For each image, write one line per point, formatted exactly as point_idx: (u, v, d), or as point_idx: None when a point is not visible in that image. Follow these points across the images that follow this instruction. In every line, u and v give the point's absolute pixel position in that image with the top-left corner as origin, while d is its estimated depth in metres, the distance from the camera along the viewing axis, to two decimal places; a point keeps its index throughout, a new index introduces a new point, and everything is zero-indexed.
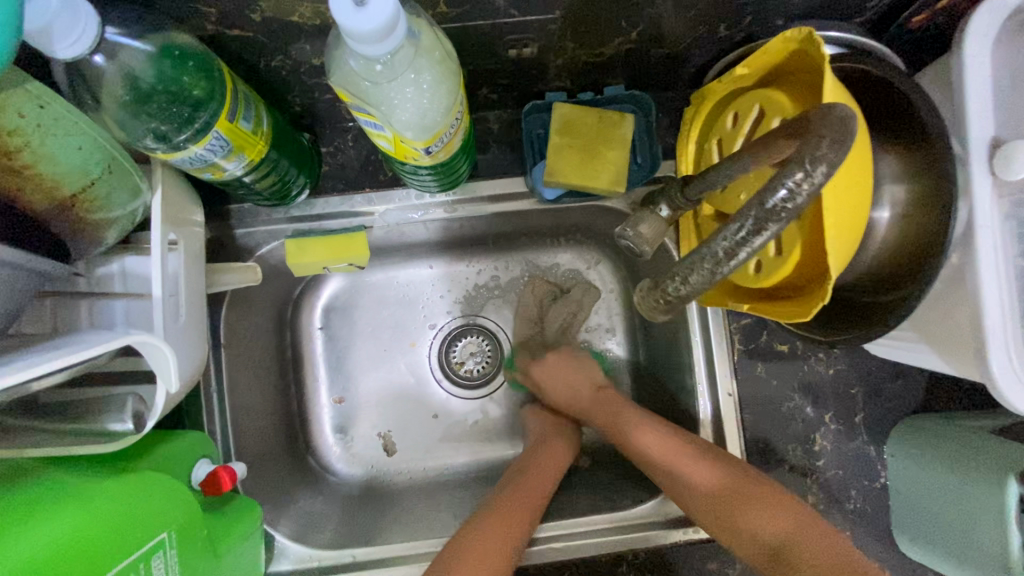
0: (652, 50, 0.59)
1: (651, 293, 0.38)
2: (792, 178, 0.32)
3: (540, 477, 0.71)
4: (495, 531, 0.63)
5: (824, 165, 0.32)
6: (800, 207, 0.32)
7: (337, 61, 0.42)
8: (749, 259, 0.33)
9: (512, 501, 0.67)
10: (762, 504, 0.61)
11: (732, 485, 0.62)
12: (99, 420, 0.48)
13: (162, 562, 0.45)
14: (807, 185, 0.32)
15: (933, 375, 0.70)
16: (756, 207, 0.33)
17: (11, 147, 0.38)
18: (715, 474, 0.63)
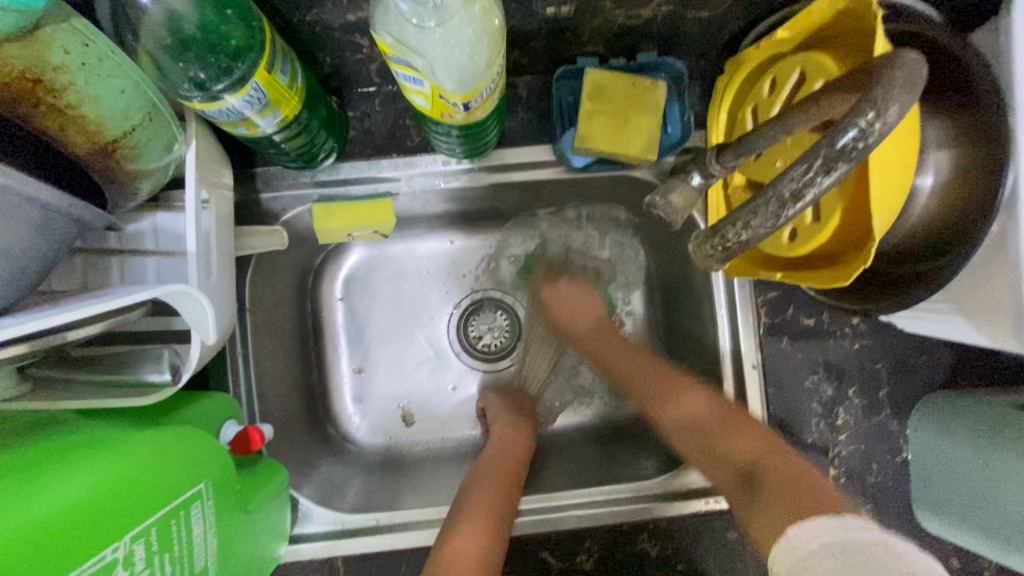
0: (690, 13, 0.58)
1: (708, 244, 0.39)
2: (864, 117, 0.31)
3: (494, 464, 0.69)
4: (478, 524, 0.61)
5: (894, 106, 0.31)
6: (872, 148, 0.32)
7: (382, 9, 0.41)
8: (813, 203, 0.34)
9: (482, 493, 0.65)
10: (718, 421, 0.64)
11: (686, 392, 0.67)
12: (135, 372, 0.46)
13: (200, 513, 0.46)
14: (878, 126, 0.31)
15: (959, 352, 0.69)
16: (825, 148, 0.32)
17: (56, 85, 0.38)
18: (690, 403, 0.66)
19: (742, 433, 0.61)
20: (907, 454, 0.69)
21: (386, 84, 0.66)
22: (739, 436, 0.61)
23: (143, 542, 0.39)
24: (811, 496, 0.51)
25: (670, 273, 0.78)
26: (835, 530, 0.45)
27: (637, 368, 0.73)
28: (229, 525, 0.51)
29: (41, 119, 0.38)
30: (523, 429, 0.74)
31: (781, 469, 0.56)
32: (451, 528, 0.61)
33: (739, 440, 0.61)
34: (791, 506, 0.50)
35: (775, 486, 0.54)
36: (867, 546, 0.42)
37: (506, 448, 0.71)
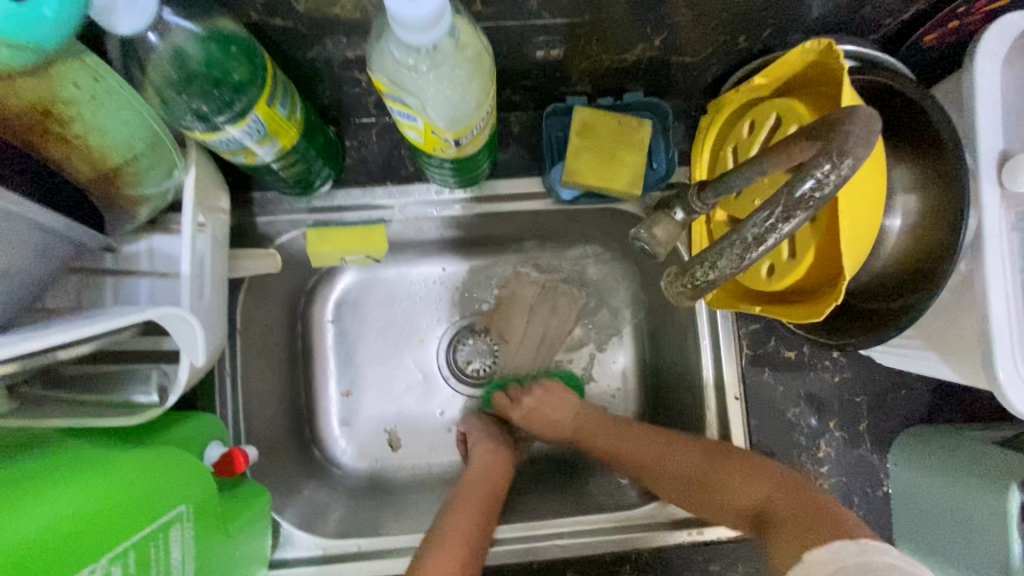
0: (673, 59, 0.61)
1: (679, 280, 0.41)
2: (821, 169, 0.34)
3: (469, 496, 0.69)
4: (446, 556, 0.61)
5: (852, 157, 0.33)
6: (828, 197, 0.34)
7: (378, 51, 0.44)
8: (775, 247, 0.36)
9: (457, 522, 0.65)
10: (696, 469, 0.67)
11: (679, 448, 0.69)
12: (124, 392, 0.48)
13: (179, 535, 0.46)
14: (837, 176, 0.34)
15: (936, 387, 0.71)
16: (787, 195, 0.35)
17: (65, 116, 0.39)
18: (680, 461, 0.68)
19: (739, 476, 0.65)
20: (887, 487, 0.70)
21: (383, 116, 0.68)
22: (737, 476, 0.65)
23: (120, 564, 0.39)
24: (829, 522, 0.58)
25: (656, 303, 0.80)
26: (854, 555, 0.52)
27: (621, 442, 0.73)
28: (209, 548, 0.51)
29: (47, 147, 0.40)
30: (502, 457, 0.75)
31: (791, 508, 0.61)
32: (421, 562, 0.61)
33: (743, 480, 0.65)
34: (807, 539, 0.57)
35: (790, 519, 0.60)
36: (877, 571, 0.51)
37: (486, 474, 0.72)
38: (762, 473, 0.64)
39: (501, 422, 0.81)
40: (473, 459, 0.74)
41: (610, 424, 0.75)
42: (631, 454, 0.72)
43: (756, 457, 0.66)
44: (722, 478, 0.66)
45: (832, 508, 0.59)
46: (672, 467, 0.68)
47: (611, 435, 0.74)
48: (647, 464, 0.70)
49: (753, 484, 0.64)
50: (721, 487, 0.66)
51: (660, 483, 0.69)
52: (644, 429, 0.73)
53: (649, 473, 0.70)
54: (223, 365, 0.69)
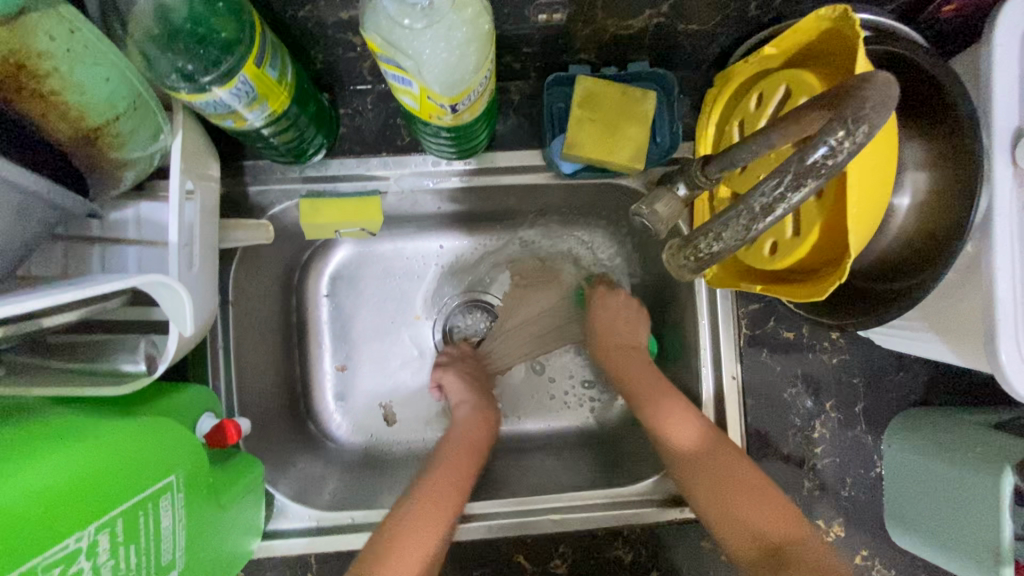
0: (680, 27, 0.58)
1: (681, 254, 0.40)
2: (833, 137, 0.32)
3: (456, 453, 0.71)
4: (426, 510, 0.64)
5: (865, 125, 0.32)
6: (840, 167, 0.33)
7: (371, 9, 0.42)
8: (784, 218, 0.35)
9: (440, 478, 0.68)
10: (720, 467, 0.65)
11: (676, 416, 0.68)
12: (111, 360, 0.47)
13: (169, 504, 0.45)
14: (850, 144, 0.32)
15: (934, 370, 0.70)
16: (797, 165, 0.33)
17: (39, 71, 0.37)
18: (752, 510, 0.62)
19: (757, 494, 0.63)
20: (881, 468, 0.70)
21: (379, 83, 0.66)
22: (742, 494, 0.63)
23: (108, 533, 0.39)
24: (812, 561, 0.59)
25: (655, 282, 0.79)
26: None
27: (651, 397, 0.71)
28: (201, 518, 0.50)
29: (20, 103, 0.38)
30: (484, 408, 0.77)
31: (756, 514, 0.62)
32: (400, 515, 0.64)
33: (750, 500, 0.63)
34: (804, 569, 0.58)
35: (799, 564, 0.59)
36: None
37: (470, 435, 0.74)
38: (768, 498, 0.63)
39: (474, 365, 0.82)
40: (458, 414, 0.76)
41: (658, 388, 0.72)
42: (671, 426, 0.68)
43: (738, 452, 0.66)
44: (730, 472, 0.64)
45: (819, 550, 0.60)
46: (673, 440, 0.68)
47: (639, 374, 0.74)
48: (666, 427, 0.68)
49: (760, 509, 0.62)
50: (657, 406, 0.70)
51: (697, 471, 0.66)
52: (689, 421, 0.67)
53: (663, 434, 0.69)
54: (215, 337, 0.68)
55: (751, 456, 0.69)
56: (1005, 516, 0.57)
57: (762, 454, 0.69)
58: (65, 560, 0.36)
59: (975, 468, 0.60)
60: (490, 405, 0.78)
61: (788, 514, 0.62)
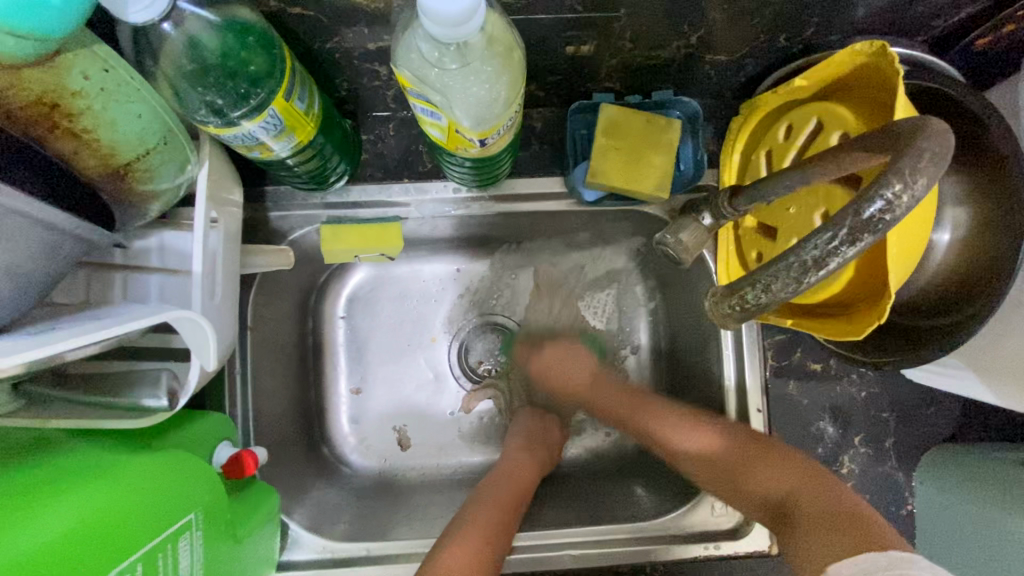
0: (707, 57, 0.58)
1: (725, 301, 0.39)
2: (890, 189, 0.31)
3: (499, 491, 0.69)
4: (469, 546, 0.61)
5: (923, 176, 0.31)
6: (897, 221, 0.32)
7: (403, 45, 0.41)
8: (837, 270, 0.33)
9: (484, 512, 0.65)
10: (735, 449, 0.64)
11: (688, 428, 0.68)
12: (132, 395, 0.45)
13: (187, 545, 0.44)
14: (906, 196, 0.31)
15: (966, 404, 0.68)
16: (852, 217, 0.32)
17: (73, 109, 0.37)
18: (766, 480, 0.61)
19: (768, 460, 0.62)
20: (913, 506, 0.67)
21: (401, 110, 0.66)
22: (761, 462, 0.62)
23: None
24: (862, 529, 0.52)
25: (676, 309, 0.78)
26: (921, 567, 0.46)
27: (627, 413, 0.73)
28: (216, 557, 0.49)
29: (53, 141, 0.38)
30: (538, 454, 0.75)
31: (777, 479, 0.60)
32: (441, 552, 0.61)
33: (766, 469, 0.61)
34: (829, 542, 0.52)
35: (812, 517, 0.56)
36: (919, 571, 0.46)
37: (513, 473, 0.71)
38: (790, 462, 0.61)
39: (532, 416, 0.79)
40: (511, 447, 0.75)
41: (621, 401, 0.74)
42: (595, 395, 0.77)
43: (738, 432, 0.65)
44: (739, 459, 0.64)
45: (848, 502, 0.56)
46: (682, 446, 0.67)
47: (598, 389, 0.77)
48: (646, 411, 0.71)
49: (773, 471, 0.61)
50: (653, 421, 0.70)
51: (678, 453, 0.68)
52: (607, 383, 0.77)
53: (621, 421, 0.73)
54: (233, 363, 0.67)
55: None
56: None
57: None
58: None
59: None
60: (545, 453, 0.76)
61: (814, 474, 0.60)
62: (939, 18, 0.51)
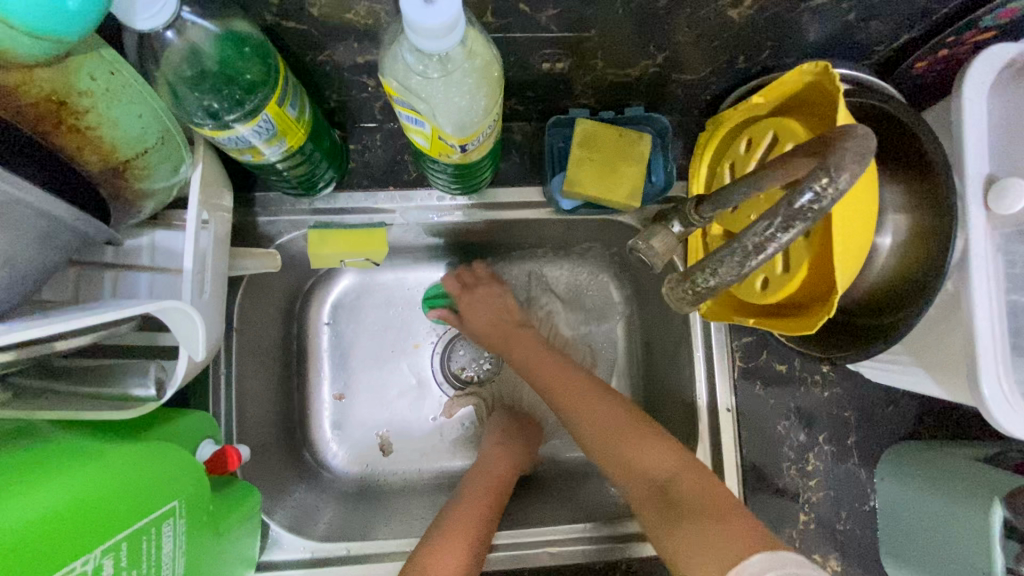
0: (674, 76, 0.62)
1: (678, 288, 0.42)
2: (818, 183, 0.35)
3: (479, 491, 0.71)
4: (454, 548, 0.62)
5: (847, 172, 0.35)
6: (826, 210, 0.35)
7: (389, 57, 0.45)
8: (776, 255, 0.37)
9: (467, 514, 0.66)
10: (616, 426, 0.66)
11: (602, 403, 0.68)
12: (121, 386, 0.46)
13: (170, 531, 0.45)
14: (832, 191, 0.35)
15: (922, 404, 0.72)
16: (785, 207, 0.36)
17: (78, 108, 0.38)
18: (654, 456, 0.62)
19: (653, 443, 0.63)
20: (874, 501, 0.70)
21: (388, 121, 0.69)
22: (648, 447, 0.63)
23: (112, 556, 0.38)
24: (730, 521, 0.54)
25: (650, 314, 0.81)
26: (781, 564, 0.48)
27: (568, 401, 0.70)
28: (197, 546, 0.50)
29: (57, 137, 0.39)
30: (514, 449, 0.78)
31: (691, 488, 0.58)
32: (429, 556, 0.62)
33: (646, 448, 0.63)
34: (711, 530, 0.53)
35: (687, 506, 0.57)
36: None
37: (492, 470, 0.74)
38: (649, 439, 0.63)
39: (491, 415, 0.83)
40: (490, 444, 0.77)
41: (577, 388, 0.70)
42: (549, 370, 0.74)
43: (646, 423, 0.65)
44: (624, 428, 0.65)
45: (723, 489, 0.58)
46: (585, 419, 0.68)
47: (540, 361, 0.76)
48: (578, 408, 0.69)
49: (648, 452, 0.62)
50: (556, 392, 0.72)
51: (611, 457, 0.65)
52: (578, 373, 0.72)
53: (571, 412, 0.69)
54: (218, 364, 0.68)
55: (747, 491, 0.70)
56: (996, 550, 0.58)
57: (758, 488, 0.70)
58: None
59: (965, 500, 0.61)
60: (523, 447, 0.78)
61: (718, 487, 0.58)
62: (881, 43, 0.57)
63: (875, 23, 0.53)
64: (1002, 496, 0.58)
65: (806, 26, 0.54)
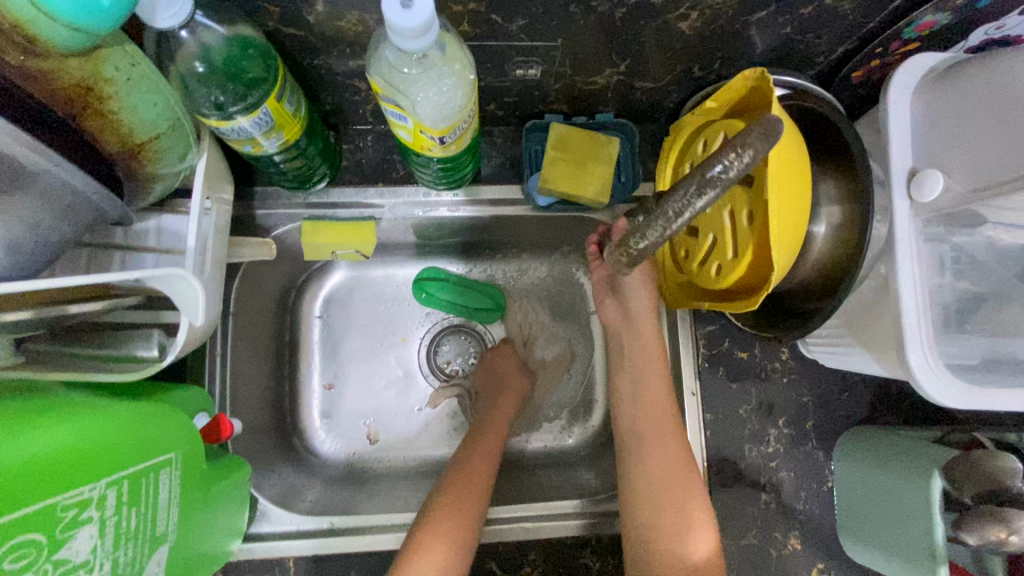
0: (638, 83, 0.69)
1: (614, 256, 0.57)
2: (726, 157, 0.43)
3: (479, 468, 0.71)
4: (451, 532, 0.64)
5: (751, 149, 0.43)
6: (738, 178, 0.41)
7: (376, 59, 0.51)
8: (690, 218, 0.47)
9: (463, 498, 0.67)
10: (674, 485, 0.68)
11: (681, 457, 0.69)
12: (125, 347, 0.52)
13: (166, 479, 0.49)
14: (738, 163, 0.43)
15: (876, 390, 0.77)
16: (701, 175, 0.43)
17: (104, 93, 0.44)
18: (696, 531, 0.66)
19: (701, 517, 0.66)
20: (832, 483, 0.74)
21: (379, 124, 0.75)
22: (699, 522, 0.66)
23: (116, 490, 0.42)
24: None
25: None
26: None
27: (648, 416, 0.73)
28: (189, 502, 0.54)
29: (84, 119, 0.44)
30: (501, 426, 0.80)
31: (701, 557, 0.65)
32: (416, 546, 0.63)
33: (695, 519, 0.66)
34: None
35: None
36: None
37: (485, 443, 0.76)
38: (691, 497, 0.67)
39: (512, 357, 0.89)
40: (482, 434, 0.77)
41: (663, 414, 0.72)
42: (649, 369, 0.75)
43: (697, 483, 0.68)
44: (681, 485, 0.68)
45: None
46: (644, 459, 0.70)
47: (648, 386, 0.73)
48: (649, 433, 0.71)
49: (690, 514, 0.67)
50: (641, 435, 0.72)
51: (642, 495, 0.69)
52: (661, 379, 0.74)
53: (637, 438, 0.72)
54: (214, 346, 0.73)
55: (710, 471, 0.74)
56: (937, 518, 0.62)
57: (721, 468, 0.74)
58: (81, 506, 0.39)
59: (910, 474, 0.65)
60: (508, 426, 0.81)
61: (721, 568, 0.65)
62: (819, 55, 0.63)
63: (812, 37, 0.60)
64: (941, 465, 0.63)
65: (751, 39, 0.61)
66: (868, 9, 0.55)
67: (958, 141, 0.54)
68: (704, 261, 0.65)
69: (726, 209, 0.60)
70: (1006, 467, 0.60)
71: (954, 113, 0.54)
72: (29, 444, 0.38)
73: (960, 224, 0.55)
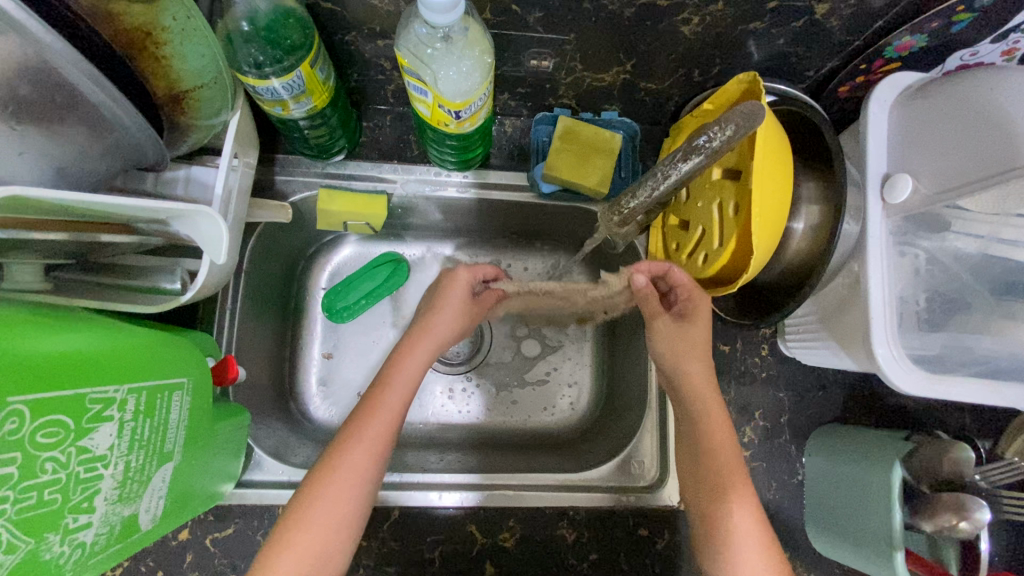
0: (642, 83, 0.74)
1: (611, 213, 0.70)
2: (711, 131, 0.55)
3: (352, 472, 0.59)
4: (325, 517, 0.57)
5: (730, 125, 0.54)
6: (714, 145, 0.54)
7: (404, 36, 0.56)
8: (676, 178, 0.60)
9: (308, 530, 0.56)
10: (716, 458, 0.61)
11: (718, 418, 0.63)
12: (153, 279, 0.59)
13: (179, 400, 0.52)
14: (720, 136, 0.55)
15: (850, 391, 0.80)
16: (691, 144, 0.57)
17: (160, 39, 0.49)
18: (746, 508, 0.59)
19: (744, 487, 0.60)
20: (802, 476, 0.77)
21: (397, 106, 0.81)
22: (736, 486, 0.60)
23: (136, 397, 0.45)
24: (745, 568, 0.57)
25: None
26: None
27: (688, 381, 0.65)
28: (199, 429, 0.56)
29: (140, 61, 0.49)
30: (396, 396, 0.64)
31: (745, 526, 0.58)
32: (278, 541, 0.56)
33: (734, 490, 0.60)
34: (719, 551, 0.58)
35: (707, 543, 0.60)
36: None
37: (376, 424, 0.62)
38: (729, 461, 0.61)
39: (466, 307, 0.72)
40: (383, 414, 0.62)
41: (703, 400, 0.64)
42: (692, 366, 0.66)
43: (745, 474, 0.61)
44: (717, 454, 0.62)
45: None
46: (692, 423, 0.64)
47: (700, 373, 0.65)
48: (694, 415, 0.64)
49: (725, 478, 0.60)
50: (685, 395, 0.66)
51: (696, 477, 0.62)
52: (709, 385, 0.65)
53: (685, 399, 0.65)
54: (225, 299, 0.77)
55: None
56: (896, 503, 0.65)
57: None
58: (103, 405, 0.42)
59: (871, 466, 0.69)
60: (409, 389, 0.65)
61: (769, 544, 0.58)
62: (810, 70, 0.69)
63: (802, 51, 0.65)
64: (902, 457, 0.67)
65: (747, 51, 0.66)
66: (855, 27, 0.60)
67: (929, 155, 0.59)
68: (693, 250, 0.70)
69: (715, 202, 0.66)
70: (962, 458, 0.65)
71: (928, 127, 0.60)
72: (68, 340, 0.42)
73: (926, 229, 0.60)
